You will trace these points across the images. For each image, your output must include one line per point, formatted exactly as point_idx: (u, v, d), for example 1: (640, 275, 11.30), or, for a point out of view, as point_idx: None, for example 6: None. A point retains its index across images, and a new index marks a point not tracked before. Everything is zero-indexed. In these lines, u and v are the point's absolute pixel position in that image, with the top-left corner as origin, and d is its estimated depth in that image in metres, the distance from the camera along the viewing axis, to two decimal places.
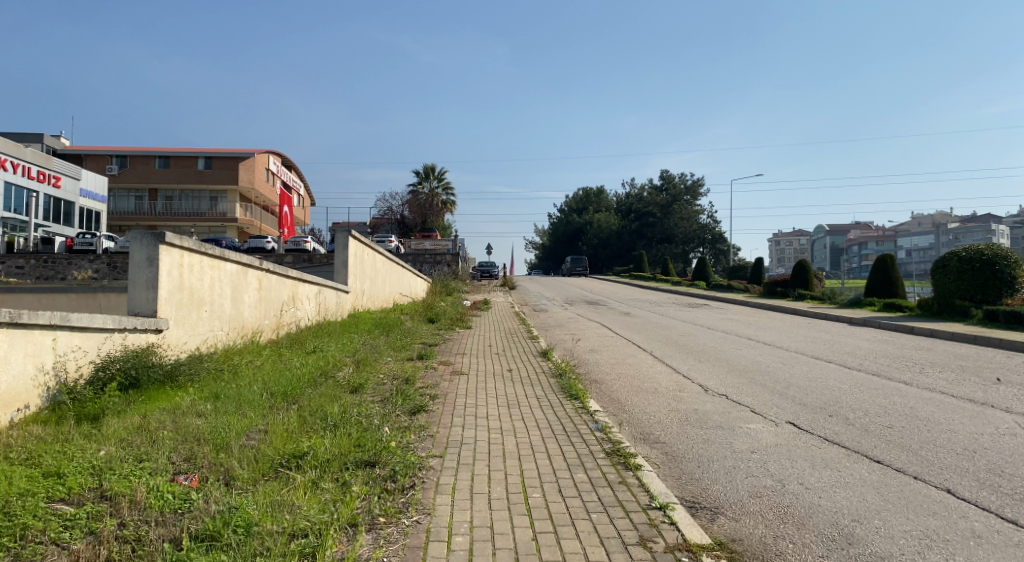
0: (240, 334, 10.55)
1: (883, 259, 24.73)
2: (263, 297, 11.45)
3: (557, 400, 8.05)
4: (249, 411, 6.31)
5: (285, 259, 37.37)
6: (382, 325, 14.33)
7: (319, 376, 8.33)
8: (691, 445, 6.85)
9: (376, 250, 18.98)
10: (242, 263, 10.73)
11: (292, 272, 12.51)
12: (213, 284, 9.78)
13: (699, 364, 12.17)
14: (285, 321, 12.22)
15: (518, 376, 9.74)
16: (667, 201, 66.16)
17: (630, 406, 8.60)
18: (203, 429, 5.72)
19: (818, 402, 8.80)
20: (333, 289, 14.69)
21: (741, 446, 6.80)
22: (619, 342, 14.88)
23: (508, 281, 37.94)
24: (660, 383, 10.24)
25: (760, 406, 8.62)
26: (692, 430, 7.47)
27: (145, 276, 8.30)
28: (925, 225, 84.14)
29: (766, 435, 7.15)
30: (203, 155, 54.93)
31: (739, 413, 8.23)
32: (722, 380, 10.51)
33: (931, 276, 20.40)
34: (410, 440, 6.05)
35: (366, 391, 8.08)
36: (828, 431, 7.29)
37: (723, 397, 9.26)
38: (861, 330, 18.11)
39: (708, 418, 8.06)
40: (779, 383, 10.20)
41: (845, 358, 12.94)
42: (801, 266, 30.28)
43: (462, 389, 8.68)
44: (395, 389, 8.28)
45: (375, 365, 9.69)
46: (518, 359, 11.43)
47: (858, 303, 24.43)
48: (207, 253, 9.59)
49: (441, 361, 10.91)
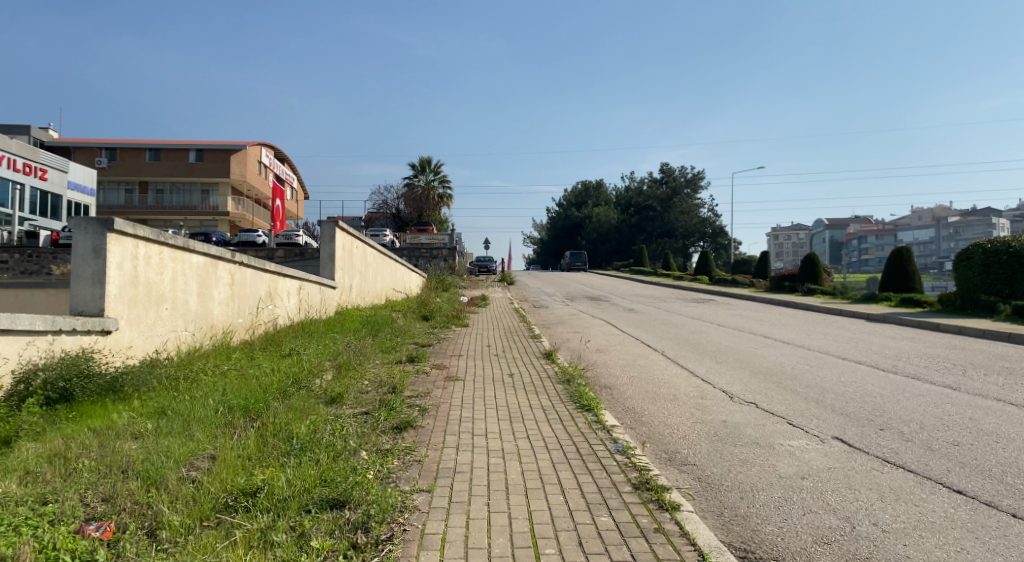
0: (209, 334, 9.49)
1: (896, 252, 23.81)
2: (235, 293, 10.36)
3: (566, 412, 6.98)
4: (199, 431, 5.23)
5: (278, 253, 36.24)
6: (371, 324, 13.23)
7: (291, 385, 7.24)
8: (726, 469, 5.78)
9: (367, 243, 17.89)
10: (211, 254, 9.64)
11: (270, 265, 11.44)
12: (175, 278, 8.66)
13: (717, 366, 11.09)
14: (262, 319, 11.16)
15: (519, 382, 8.66)
16: (667, 195, 65.08)
17: (649, 418, 7.54)
18: (133, 456, 4.63)
19: (862, 413, 7.75)
20: (317, 284, 13.61)
21: (787, 471, 5.72)
22: (628, 341, 13.81)
23: (508, 277, 36.27)
24: (679, 388, 9.19)
25: (798, 417, 7.56)
26: (725, 448, 6.40)
27: (90, 269, 7.19)
28: (926, 219, 83.35)
29: (815, 456, 6.07)
30: (194, 148, 53.75)
31: (776, 427, 7.15)
32: (747, 385, 9.43)
33: (953, 269, 19.32)
34: (391, 469, 4.95)
35: (345, 405, 6.99)
36: (887, 450, 6.21)
37: (752, 406, 8.19)
38: (884, 327, 17.04)
39: (741, 432, 6.98)
40: (813, 389, 9.13)
41: (876, 359, 11.86)
42: (810, 260, 29.08)
43: (457, 399, 7.59)
44: (379, 400, 7.22)
45: (359, 371, 8.60)
46: (519, 362, 10.34)
47: (874, 298, 23.31)
48: (169, 243, 8.47)
49: (434, 364, 9.85)
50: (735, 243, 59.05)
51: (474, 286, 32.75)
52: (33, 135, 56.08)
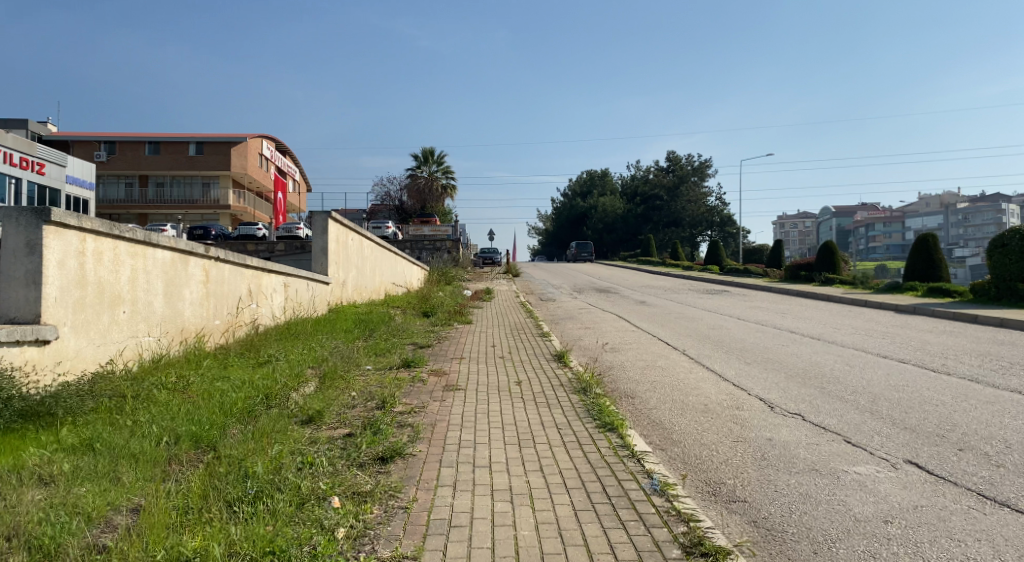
0: (179, 339, 8.43)
1: (921, 239, 22.57)
2: (210, 293, 9.29)
3: (583, 432, 5.88)
4: (128, 472, 4.13)
5: (278, 247, 35.20)
6: (364, 323, 12.11)
7: (259, 402, 6.13)
8: (786, 509, 4.69)
9: (363, 233, 16.77)
10: (180, 249, 8.54)
11: (251, 261, 10.36)
12: (135, 277, 7.57)
13: (747, 367, 9.98)
14: (243, 320, 10.09)
15: (528, 392, 7.55)
16: (674, 183, 63.81)
17: (680, 437, 6.46)
18: (28, 515, 3.55)
19: (928, 426, 6.64)
20: (306, 280, 12.50)
21: (866, 511, 4.63)
22: (644, 339, 12.69)
23: (513, 269, 35.20)
24: (710, 396, 8.09)
25: (856, 434, 6.44)
26: (780, 480, 5.30)
27: (23, 269, 6.10)
28: (935, 206, 82.19)
29: (893, 490, 4.96)
30: (194, 141, 52.60)
31: (834, 447, 6.04)
32: (786, 392, 8.31)
33: (987, 255, 17.98)
34: (369, 523, 3.90)
35: (323, 427, 5.91)
36: (977, 479, 5.10)
37: (798, 418, 7.08)
38: (917, 319, 15.89)
39: (794, 455, 5.89)
40: (862, 396, 8.02)
41: (922, 357, 10.74)
42: (828, 248, 27.85)
43: (456, 416, 6.50)
44: (365, 419, 6.14)
45: (346, 381, 7.54)
46: (528, 366, 9.26)
47: (898, 288, 22.10)
48: (126, 236, 7.35)
49: (431, 369, 8.80)
50: (743, 231, 57.73)
51: (477, 279, 31.64)
52: (30, 127, 54.62)
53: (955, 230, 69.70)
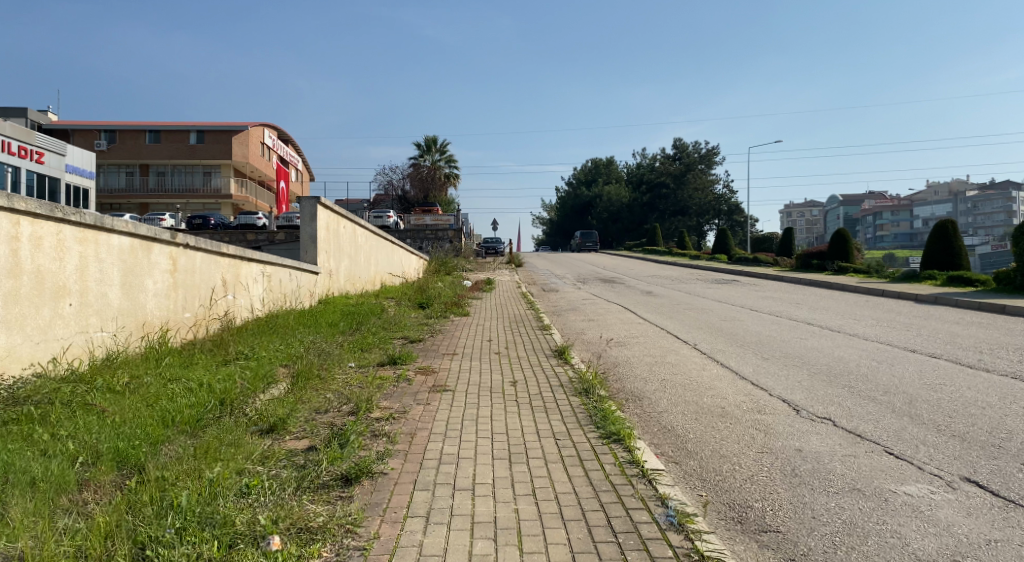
0: (140, 334, 7.64)
1: (941, 225, 21.76)
2: (178, 283, 8.49)
3: (585, 445, 5.06)
4: (17, 506, 3.34)
5: (277, 236, 34.48)
6: (352, 316, 11.30)
7: (213, 409, 5.33)
8: (830, 544, 3.87)
9: (357, 221, 15.98)
10: (140, 235, 7.73)
11: (227, 249, 9.55)
12: (85, 265, 6.77)
13: (766, 364, 9.13)
14: (217, 313, 9.29)
15: (524, 395, 6.73)
16: (681, 170, 62.13)
17: (696, 448, 5.64)
18: None
19: (979, 434, 5.79)
20: (290, 269, 11.69)
21: (927, 547, 3.80)
22: (652, 333, 11.88)
23: (516, 258, 34.47)
24: (728, 398, 7.26)
25: (898, 444, 5.61)
26: (817, 504, 4.47)
27: None
28: (945, 194, 80.93)
29: (956, 518, 4.13)
30: (194, 129, 51.71)
31: (877, 461, 5.20)
32: (811, 393, 7.47)
33: (1013, 242, 17.02)
34: None
35: (284, 439, 5.10)
36: None
37: (827, 424, 6.26)
38: (940, 310, 15.01)
39: (831, 471, 5.06)
40: (897, 397, 7.18)
41: (954, 352, 9.87)
42: (841, 236, 26.87)
43: (441, 423, 5.70)
44: (333, 428, 5.33)
45: (322, 381, 6.75)
46: (526, 363, 8.46)
47: (915, 278, 21.18)
48: (71, 220, 6.56)
49: (420, 368, 7.98)
50: (751, 221, 56.56)
51: (479, 269, 30.80)
52: (30, 117, 53.82)
53: (966, 219, 68.43)
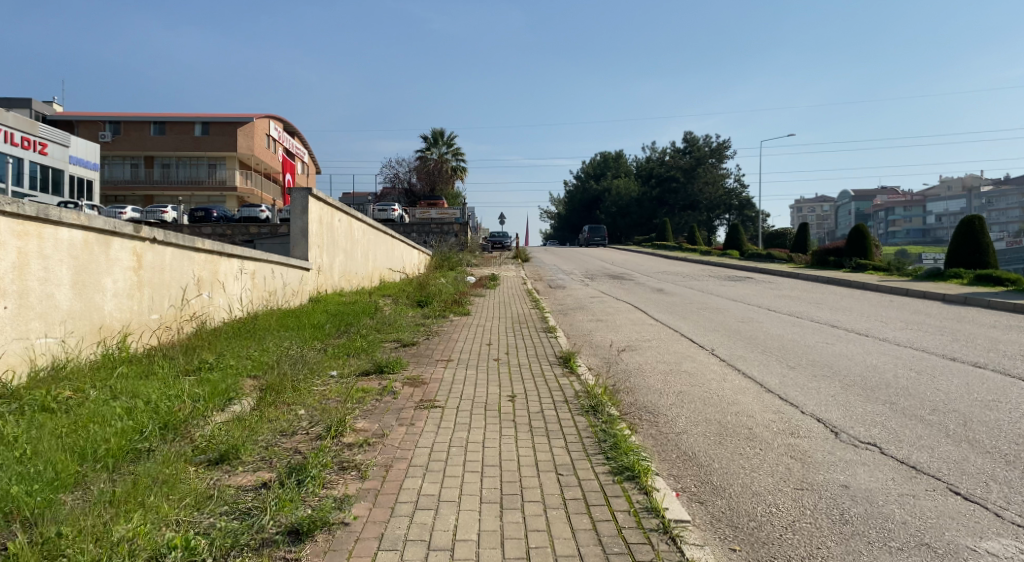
0: (96, 340, 6.84)
1: (967, 221, 20.70)
2: (144, 281, 7.69)
3: (592, 484, 4.22)
4: None
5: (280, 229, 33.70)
6: (341, 316, 10.48)
7: (152, 435, 4.49)
8: None
9: (353, 214, 15.15)
10: (97, 228, 6.92)
11: (202, 244, 8.74)
12: (25, 262, 5.96)
13: (792, 373, 8.27)
14: (189, 314, 8.50)
15: (524, 414, 5.88)
16: (692, 165, 60.88)
17: (722, 482, 4.78)
18: None
19: None
20: (274, 266, 10.88)
21: None
22: (666, 336, 11.00)
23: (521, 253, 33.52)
24: (756, 416, 6.39)
25: (963, 480, 4.73)
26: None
27: None
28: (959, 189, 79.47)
29: None
30: (198, 121, 51.02)
31: (944, 504, 4.35)
32: (850, 411, 6.58)
33: None
34: None
35: (234, 472, 4.28)
36: None
37: (873, 452, 5.39)
38: (972, 312, 14.04)
39: (890, 517, 4.20)
40: (947, 417, 6.31)
41: (1000, 361, 8.95)
42: (860, 232, 25.84)
43: (423, 450, 4.87)
44: (292, 460, 4.48)
45: (292, 396, 5.90)
46: (526, 372, 7.61)
47: (940, 275, 20.17)
48: (7, 211, 5.75)
49: (408, 378, 7.14)
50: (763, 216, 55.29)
51: (484, 265, 29.87)
52: (35, 108, 53.30)
53: None
